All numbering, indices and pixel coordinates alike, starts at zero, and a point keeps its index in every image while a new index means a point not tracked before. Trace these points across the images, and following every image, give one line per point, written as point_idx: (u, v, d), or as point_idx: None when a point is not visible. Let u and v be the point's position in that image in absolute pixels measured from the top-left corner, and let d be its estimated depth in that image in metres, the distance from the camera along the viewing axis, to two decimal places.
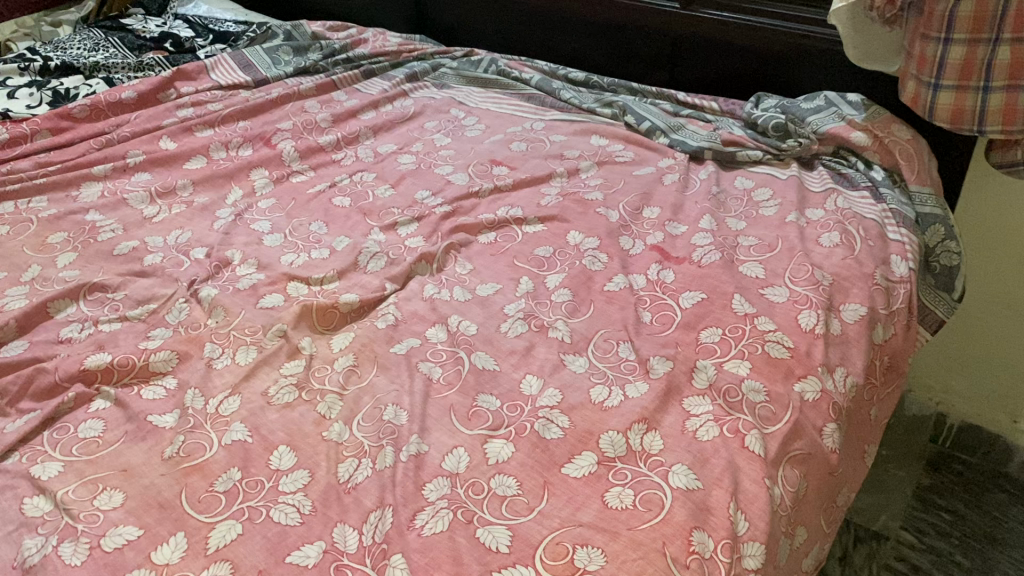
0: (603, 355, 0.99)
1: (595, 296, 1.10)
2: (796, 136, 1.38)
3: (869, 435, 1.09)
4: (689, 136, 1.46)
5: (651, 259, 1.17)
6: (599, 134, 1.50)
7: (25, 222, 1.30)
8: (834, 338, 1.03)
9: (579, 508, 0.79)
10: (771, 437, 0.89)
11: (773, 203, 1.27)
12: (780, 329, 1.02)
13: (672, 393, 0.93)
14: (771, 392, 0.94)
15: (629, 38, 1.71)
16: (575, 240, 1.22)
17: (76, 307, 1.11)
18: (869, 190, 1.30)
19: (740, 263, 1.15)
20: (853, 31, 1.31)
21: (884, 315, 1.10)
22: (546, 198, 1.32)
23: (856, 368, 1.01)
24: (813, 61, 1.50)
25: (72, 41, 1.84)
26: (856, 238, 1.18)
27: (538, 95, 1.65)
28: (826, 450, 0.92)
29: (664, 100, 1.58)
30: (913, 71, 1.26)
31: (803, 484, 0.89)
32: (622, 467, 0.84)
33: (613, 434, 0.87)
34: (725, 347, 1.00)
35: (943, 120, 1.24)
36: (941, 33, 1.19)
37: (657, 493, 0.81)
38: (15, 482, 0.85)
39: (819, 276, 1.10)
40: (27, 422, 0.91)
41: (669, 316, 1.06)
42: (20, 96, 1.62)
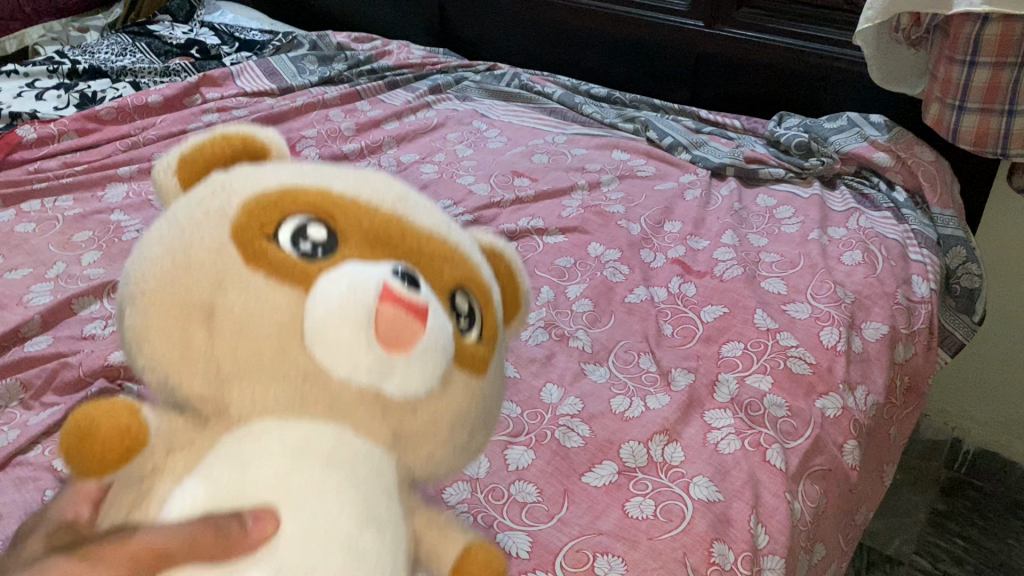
0: (623, 366, 0.99)
1: (616, 307, 1.10)
2: (819, 155, 1.39)
3: (887, 455, 1.09)
4: (710, 153, 1.47)
5: (672, 272, 1.17)
6: (621, 149, 1.51)
7: (51, 221, 1.31)
8: (855, 356, 1.03)
9: (599, 516, 0.79)
10: (792, 452, 0.89)
11: (795, 221, 1.27)
12: (802, 344, 1.02)
13: (693, 407, 0.93)
14: (792, 407, 0.94)
15: (650, 55, 1.72)
16: (595, 251, 1.22)
17: (99, 304, 1.12)
18: (890, 211, 1.29)
19: (762, 278, 1.15)
20: (878, 52, 1.32)
21: (905, 335, 1.10)
22: (567, 210, 1.33)
23: (877, 387, 1.02)
24: (838, 82, 1.51)
25: (100, 46, 1.87)
26: (878, 258, 1.18)
27: (560, 109, 1.65)
28: (846, 468, 0.92)
29: (685, 118, 1.59)
30: (936, 94, 1.27)
31: (822, 501, 0.89)
32: (643, 477, 0.84)
33: (634, 444, 0.87)
34: (746, 361, 1.00)
35: (966, 143, 1.25)
36: (966, 56, 1.19)
37: (678, 504, 0.80)
38: (37, 474, 0.85)
39: (841, 294, 1.10)
40: (50, 416, 0.92)
41: (691, 330, 1.06)
42: (48, 98, 1.64)
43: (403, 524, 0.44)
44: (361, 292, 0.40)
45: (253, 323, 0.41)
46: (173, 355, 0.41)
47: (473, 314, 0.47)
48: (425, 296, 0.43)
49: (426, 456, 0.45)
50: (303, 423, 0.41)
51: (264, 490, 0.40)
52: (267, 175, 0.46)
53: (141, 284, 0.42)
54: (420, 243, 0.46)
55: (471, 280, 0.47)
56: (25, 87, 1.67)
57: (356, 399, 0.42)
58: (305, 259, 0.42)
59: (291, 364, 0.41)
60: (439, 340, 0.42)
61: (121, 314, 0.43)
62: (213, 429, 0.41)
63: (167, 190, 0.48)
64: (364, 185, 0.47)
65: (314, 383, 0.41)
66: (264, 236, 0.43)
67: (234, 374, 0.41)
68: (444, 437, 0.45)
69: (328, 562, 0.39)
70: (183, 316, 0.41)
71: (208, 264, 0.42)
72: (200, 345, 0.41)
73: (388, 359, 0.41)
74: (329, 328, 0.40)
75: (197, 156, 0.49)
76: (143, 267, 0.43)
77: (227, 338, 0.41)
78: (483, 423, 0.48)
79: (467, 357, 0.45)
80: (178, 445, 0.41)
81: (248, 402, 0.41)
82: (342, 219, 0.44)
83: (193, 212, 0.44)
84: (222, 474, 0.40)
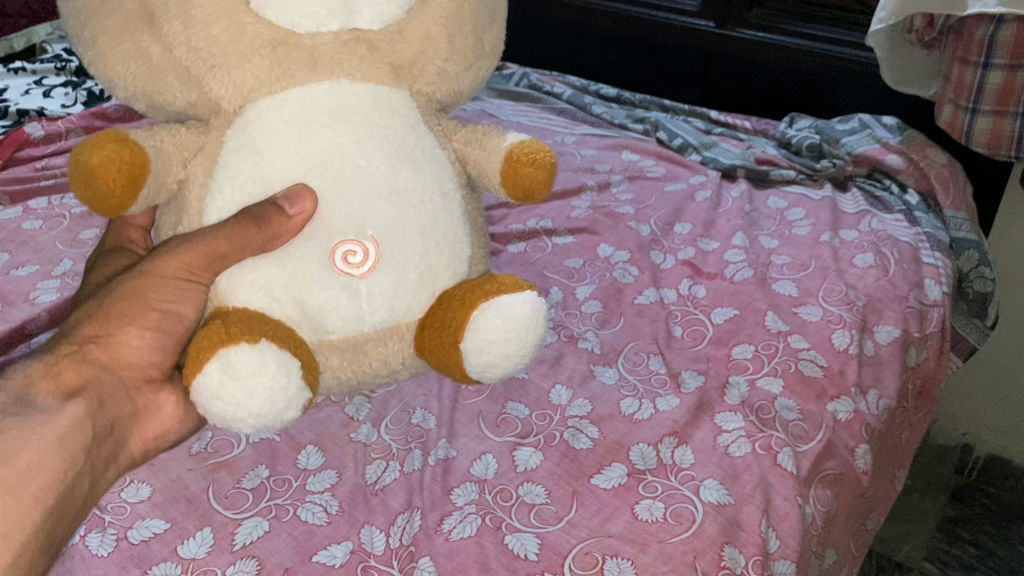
0: (633, 368, 0.98)
1: (625, 309, 1.09)
2: (830, 157, 1.39)
3: (898, 460, 1.08)
4: (721, 154, 1.46)
5: (682, 274, 1.16)
6: (631, 149, 1.49)
7: (57, 218, 1.31)
8: (867, 359, 1.02)
9: (608, 519, 0.78)
10: (803, 455, 0.88)
11: (806, 223, 1.26)
12: (813, 347, 1.01)
13: (703, 409, 0.92)
14: (803, 410, 0.93)
15: (659, 55, 1.71)
16: (605, 253, 1.21)
17: None
18: (903, 213, 1.28)
19: (773, 280, 1.14)
20: (891, 53, 1.31)
21: (918, 338, 1.09)
22: (576, 210, 1.32)
23: (889, 391, 1.01)
24: (850, 84, 1.51)
25: None
26: (890, 261, 1.17)
27: (569, 109, 1.64)
28: (857, 472, 0.91)
29: (695, 118, 1.58)
30: (950, 95, 1.26)
31: (834, 506, 0.88)
32: (652, 480, 0.82)
33: (644, 447, 0.86)
34: (757, 364, 0.98)
35: (979, 145, 1.23)
36: (980, 57, 1.18)
37: (688, 507, 0.79)
38: None
39: (852, 297, 1.09)
40: None
41: (700, 332, 1.05)
42: (55, 96, 1.64)
43: (438, 150, 0.65)
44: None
45: (193, 7, 0.57)
46: (143, 72, 0.60)
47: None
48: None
49: (424, 74, 0.64)
50: (299, 90, 0.61)
51: (286, 157, 0.59)
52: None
53: (88, 26, 0.60)
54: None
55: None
56: (33, 85, 1.67)
57: (337, 47, 0.60)
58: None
59: (252, 33, 0.58)
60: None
61: (86, 52, 0.61)
62: (219, 123, 0.63)
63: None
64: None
65: (289, 44, 0.59)
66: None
67: (207, 68, 0.60)
68: (445, 50, 0.64)
69: (373, 213, 0.59)
70: (135, 28, 0.59)
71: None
72: (160, 53, 0.59)
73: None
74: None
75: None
76: (79, 11, 0.60)
77: (178, 35, 0.58)
78: (484, 17, 0.66)
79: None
80: (190, 155, 0.63)
81: (228, 83, 0.60)
82: None
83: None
84: (244, 164, 0.60)
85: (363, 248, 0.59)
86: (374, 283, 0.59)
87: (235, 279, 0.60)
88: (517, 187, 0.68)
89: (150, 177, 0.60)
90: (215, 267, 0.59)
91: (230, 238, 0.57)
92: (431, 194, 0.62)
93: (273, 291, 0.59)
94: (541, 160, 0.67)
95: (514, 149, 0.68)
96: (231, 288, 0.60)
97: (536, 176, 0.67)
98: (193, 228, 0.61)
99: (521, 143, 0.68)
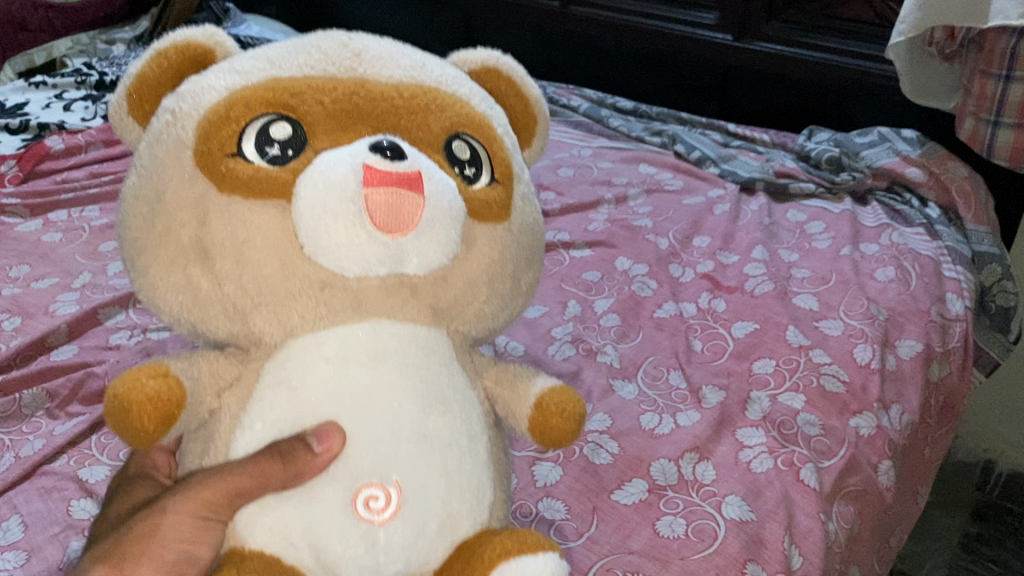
0: (652, 383, 0.98)
1: (644, 323, 1.08)
2: (850, 170, 1.38)
3: (921, 477, 1.06)
4: (739, 166, 1.45)
5: (701, 287, 1.16)
6: (648, 162, 1.49)
7: (78, 231, 1.31)
8: (890, 374, 1.01)
9: (629, 535, 0.77)
10: (826, 471, 0.87)
11: (826, 236, 1.25)
12: (835, 362, 1.00)
13: (724, 425, 0.91)
14: (826, 426, 0.92)
15: (678, 69, 1.71)
16: (623, 266, 1.20)
17: (124, 314, 1.12)
18: (924, 228, 1.27)
19: (794, 294, 1.13)
20: (912, 65, 1.30)
21: (941, 353, 1.08)
22: (593, 224, 1.31)
23: (912, 407, 1.00)
24: (870, 97, 1.50)
25: (127, 58, 1.89)
26: (911, 275, 1.16)
27: (586, 122, 1.64)
28: (881, 489, 0.90)
29: (713, 131, 1.57)
30: (970, 107, 1.25)
31: (857, 523, 0.87)
32: (673, 496, 0.82)
33: (664, 462, 0.85)
34: (778, 378, 0.98)
35: (1001, 158, 1.22)
36: (1002, 69, 1.17)
37: (710, 523, 0.78)
38: (62, 483, 0.83)
39: (874, 311, 1.08)
40: (76, 425, 0.91)
41: (721, 346, 1.04)
42: (75, 109, 1.66)
43: (470, 391, 0.51)
44: (338, 191, 0.44)
45: (246, 245, 0.45)
46: (188, 299, 0.47)
47: (479, 155, 0.50)
48: (410, 158, 0.46)
49: (473, 315, 0.51)
50: (338, 329, 0.48)
51: (320, 405, 0.47)
52: (211, 85, 0.48)
53: (137, 249, 0.48)
54: (393, 99, 0.48)
55: (467, 119, 0.50)
56: (53, 99, 1.69)
57: (379, 289, 0.47)
58: (276, 163, 0.46)
59: (301, 274, 0.46)
60: (444, 202, 0.46)
61: (131, 265, 0.49)
62: (258, 355, 0.49)
63: (129, 130, 0.52)
64: (311, 61, 0.49)
65: (333, 286, 0.47)
66: (225, 157, 0.46)
67: (250, 304, 0.47)
68: (487, 293, 0.50)
69: (403, 457, 0.46)
70: (184, 256, 0.47)
71: (185, 206, 0.46)
72: (209, 287, 0.47)
73: (397, 243, 0.45)
74: (318, 231, 0.44)
75: (141, 85, 0.51)
76: (133, 230, 0.48)
77: (229, 273, 0.46)
78: (529, 259, 0.53)
79: (481, 206, 0.49)
80: (226, 385, 0.50)
81: (270, 320, 0.47)
82: (302, 105, 0.46)
83: (154, 151, 0.48)
84: (276, 404, 0.47)
85: (388, 495, 0.46)
86: (395, 537, 0.46)
87: (251, 518, 0.47)
88: (543, 438, 0.54)
89: (184, 412, 0.48)
90: (235, 504, 0.46)
91: (256, 476, 0.44)
92: (462, 440, 0.49)
93: (290, 534, 0.46)
94: (571, 411, 0.54)
95: (544, 396, 0.54)
96: (249, 528, 0.47)
97: (559, 427, 0.53)
98: (216, 465, 0.48)
99: (552, 389, 0.55)
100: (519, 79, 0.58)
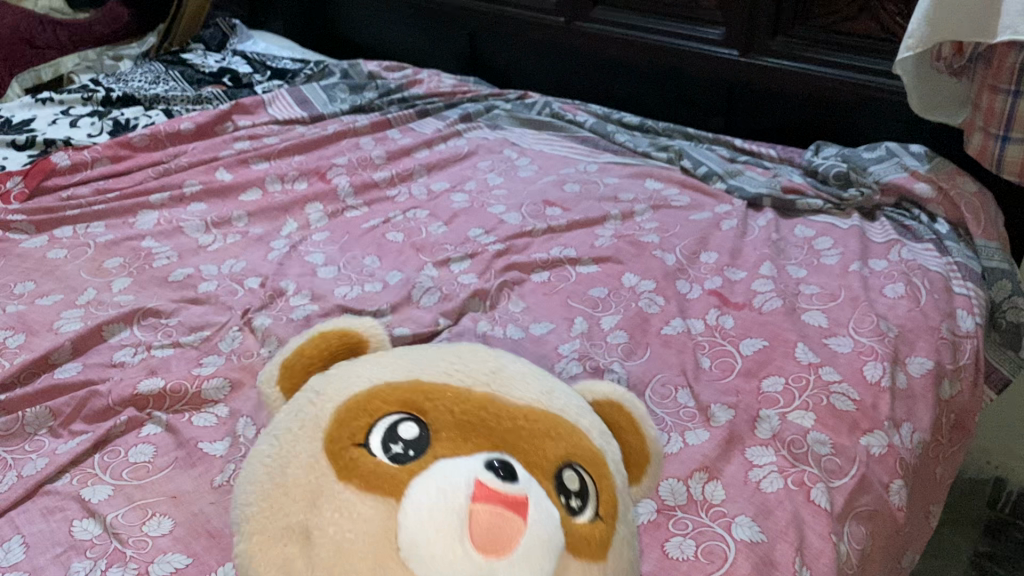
0: (661, 401, 0.96)
1: (652, 339, 1.07)
2: (857, 186, 1.37)
3: (934, 495, 1.05)
4: (746, 182, 1.44)
5: (709, 303, 1.15)
6: (654, 178, 1.49)
7: (83, 247, 1.31)
8: (900, 392, 1.00)
9: (637, 556, 0.76)
10: (837, 491, 0.86)
11: (835, 252, 1.25)
12: (845, 379, 0.99)
13: (733, 444, 0.90)
14: (837, 444, 0.91)
15: (684, 83, 1.71)
16: (629, 282, 1.20)
17: (129, 331, 1.11)
18: (933, 243, 1.27)
19: (802, 311, 1.12)
20: (919, 82, 1.29)
21: (951, 370, 1.07)
22: (600, 239, 1.31)
23: (923, 425, 0.98)
24: (876, 113, 1.50)
25: (134, 74, 1.89)
26: (921, 291, 1.15)
27: (591, 138, 1.63)
28: (893, 508, 0.89)
29: (719, 147, 1.57)
30: (979, 123, 1.24)
31: (869, 543, 0.85)
32: (683, 516, 0.80)
33: (673, 482, 0.84)
34: (788, 397, 0.97)
35: (1011, 173, 1.22)
36: (1011, 85, 1.17)
37: (720, 545, 0.77)
38: (64, 503, 0.83)
39: (884, 327, 1.07)
40: (79, 444, 0.90)
41: (729, 363, 1.03)
42: (81, 125, 1.66)
43: None
44: (455, 501, 0.48)
45: (348, 542, 0.48)
46: (280, 571, 0.50)
47: (580, 487, 0.54)
48: (517, 482, 0.51)
49: None
50: None
51: None
52: (364, 379, 0.57)
53: (255, 513, 0.53)
54: (514, 423, 0.55)
55: (576, 454, 0.56)
56: (60, 115, 1.69)
57: None
58: (398, 461, 0.51)
59: None
60: (540, 529, 0.49)
61: (244, 540, 0.53)
62: None
63: (275, 400, 0.61)
64: (454, 377, 0.58)
65: None
66: (355, 447, 0.52)
67: None
68: None
69: None
70: (295, 533, 0.50)
71: (306, 479, 0.52)
72: (304, 571, 0.49)
73: (490, 564, 0.47)
74: (420, 541, 0.47)
75: (296, 364, 0.61)
76: (257, 495, 0.54)
77: (324, 559, 0.48)
78: None
79: (581, 540, 0.52)
80: None
81: None
82: (434, 417, 0.54)
83: (298, 432, 0.55)
84: None
85: None
86: None
87: None
88: None
89: None
90: None
91: None
92: None
93: None
94: None
95: None
96: None
97: None
98: None
99: None
100: (642, 419, 0.64)
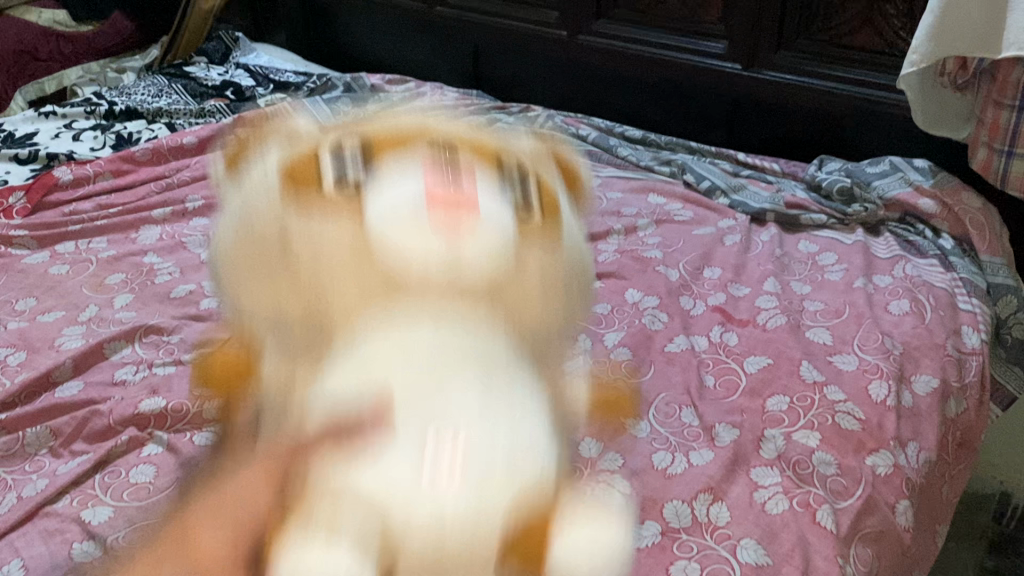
0: (665, 420, 0.96)
1: (655, 357, 1.07)
2: (861, 201, 1.36)
3: (940, 514, 1.04)
4: (749, 197, 1.43)
5: (712, 320, 1.14)
6: (657, 193, 1.48)
7: (85, 263, 1.31)
8: (905, 411, 0.99)
9: None
10: (843, 512, 0.85)
11: (838, 268, 1.24)
12: (850, 399, 0.98)
13: (737, 464, 0.89)
14: (842, 465, 0.90)
15: (687, 96, 1.71)
16: (633, 298, 1.19)
17: (131, 348, 1.11)
18: (937, 259, 1.26)
19: (806, 328, 1.12)
20: (923, 96, 1.28)
21: (957, 388, 1.06)
22: (603, 254, 1.30)
23: (929, 444, 0.97)
24: (879, 126, 1.51)
25: (136, 88, 1.90)
26: (926, 307, 1.14)
27: (594, 151, 1.62)
28: (899, 529, 0.88)
29: (722, 160, 1.56)
30: (983, 138, 1.23)
31: (875, 565, 0.85)
32: (687, 539, 0.80)
33: (678, 504, 0.84)
34: (793, 416, 0.96)
35: (1016, 189, 1.21)
36: (1016, 100, 1.17)
37: (725, 568, 0.77)
38: (64, 526, 0.82)
39: (889, 345, 1.07)
40: (80, 464, 0.89)
41: (733, 381, 1.02)
42: (84, 139, 1.66)
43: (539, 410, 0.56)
44: (410, 206, 0.55)
45: (325, 250, 0.56)
46: (273, 287, 0.58)
47: (522, 178, 0.61)
48: (457, 176, 0.58)
49: (537, 319, 0.58)
50: (402, 316, 0.54)
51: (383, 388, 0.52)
52: (303, 132, 0.64)
53: (235, 245, 0.60)
54: (449, 138, 0.61)
55: (515, 158, 0.62)
56: (63, 129, 1.69)
57: (439, 288, 0.54)
58: (349, 172, 0.58)
59: (373, 271, 0.55)
60: (485, 215, 0.56)
61: (232, 284, 0.60)
62: (324, 344, 0.55)
63: (224, 184, 0.67)
64: (388, 117, 0.64)
65: (398, 284, 0.54)
66: (308, 171, 0.59)
67: (326, 291, 0.56)
68: (542, 303, 0.58)
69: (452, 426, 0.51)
70: (273, 250, 0.58)
71: (273, 215, 0.58)
72: (291, 278, 0.57)
73: (450, 247, 0.54)
74: (388, 228, 0.55)
75: (238, 149, 0.67)
76: (232, 235, 0.60)
77: (309, 270, 0.56)
78: (576, 286, 0.62)
79: (529, 223, 0.59)
80: (298, 361, 0.56)
81: (342, 312, 0.55)
82: (377, 140, 0.60)
83: (254, 178, 0.61)
84: (347, 372, 0.53)
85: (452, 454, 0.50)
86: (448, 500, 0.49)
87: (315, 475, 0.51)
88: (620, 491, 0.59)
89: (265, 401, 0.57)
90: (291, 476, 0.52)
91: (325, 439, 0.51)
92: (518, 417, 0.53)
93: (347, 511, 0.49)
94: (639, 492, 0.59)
95: None
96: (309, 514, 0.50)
97: None
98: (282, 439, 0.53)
99: None
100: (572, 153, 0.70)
